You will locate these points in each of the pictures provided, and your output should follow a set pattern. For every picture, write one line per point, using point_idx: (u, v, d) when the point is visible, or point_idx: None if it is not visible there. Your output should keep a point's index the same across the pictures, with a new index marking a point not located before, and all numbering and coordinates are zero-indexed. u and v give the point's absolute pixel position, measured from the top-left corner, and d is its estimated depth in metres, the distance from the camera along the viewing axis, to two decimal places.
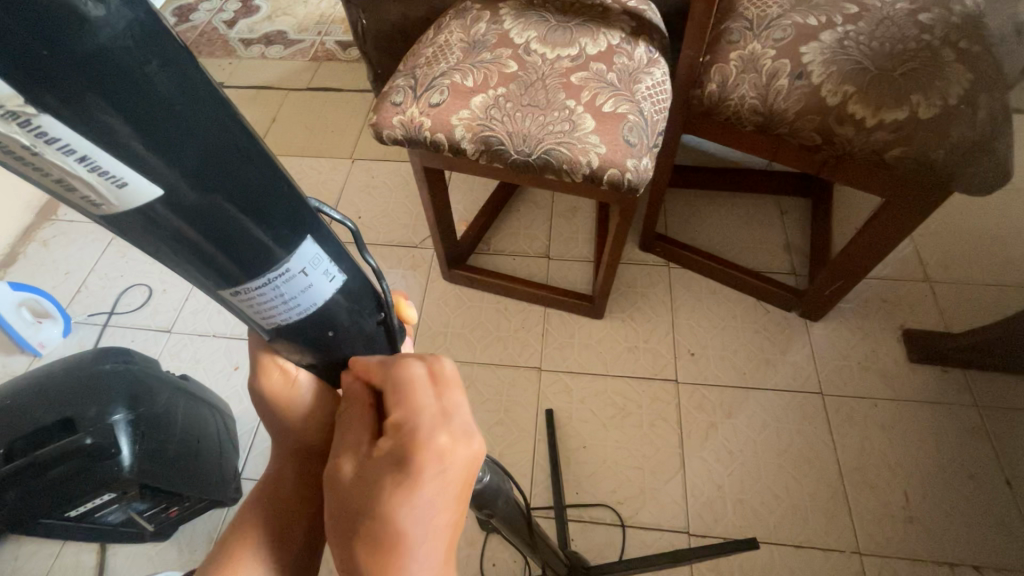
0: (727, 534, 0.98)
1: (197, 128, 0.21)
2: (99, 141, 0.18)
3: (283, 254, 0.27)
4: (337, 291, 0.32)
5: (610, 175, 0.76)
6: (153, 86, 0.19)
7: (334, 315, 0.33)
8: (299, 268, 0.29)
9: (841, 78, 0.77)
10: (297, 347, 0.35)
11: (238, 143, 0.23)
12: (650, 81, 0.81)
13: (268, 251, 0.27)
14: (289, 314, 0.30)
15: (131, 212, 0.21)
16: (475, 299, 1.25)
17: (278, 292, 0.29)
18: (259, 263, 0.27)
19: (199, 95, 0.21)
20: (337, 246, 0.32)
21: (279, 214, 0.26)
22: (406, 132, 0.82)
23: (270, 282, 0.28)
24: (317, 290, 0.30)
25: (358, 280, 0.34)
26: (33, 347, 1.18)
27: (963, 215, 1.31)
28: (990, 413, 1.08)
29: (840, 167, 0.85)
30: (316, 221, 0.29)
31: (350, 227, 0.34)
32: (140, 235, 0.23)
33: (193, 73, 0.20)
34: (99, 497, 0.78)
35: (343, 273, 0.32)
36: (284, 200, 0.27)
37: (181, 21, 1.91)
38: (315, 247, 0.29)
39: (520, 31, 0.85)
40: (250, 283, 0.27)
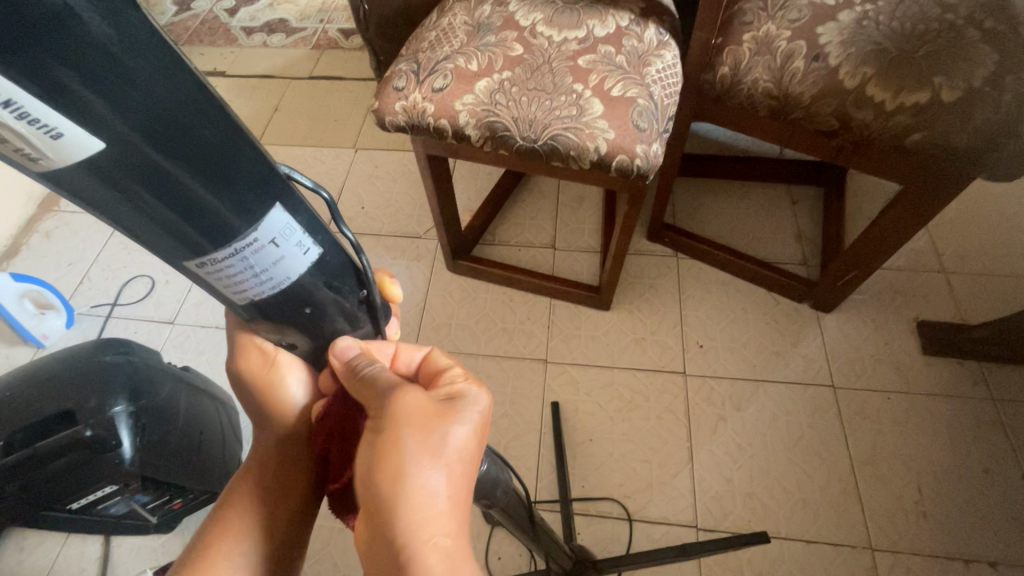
0: (736, 528, 0.96)
1: (147, 84, 0.21)
2: (36, 93, 0.18)
3: (249, 223, 0.27)
4: (310, 264, 0.31)
5: (618, 161, 0.74)
6: (93, 36, 0.19)
7: (310, 289, 0.33)
8: (266, 238, 0.28)
9: (859, 59, 0.75)
10: (286, 329, 0.33)
11: (193, 102, 0.23)
12: (661, 64, 0.78)
13: (231, 217, 0.27)
14: (258, 285, 0.30)
15: (77, 169, 0.21)
16: (480, 290, 1.24)
17: (246, 262, 0.28)
18: (222, 229, 0.27)
19: (148, 50, 0.20)
20: (312, 218, 0.31)
21: (241, 179, 0.26)
22: (409, 118, 0.80)
23: (236, 252, 0.28)
24: (288, 262, 0.30)
25: (334, 254, 0.33)
26: (36, 339, 1.17)
27: (980, 204, 1.27)
28: (1007, 406, 1.06)
29: (857, 153, 0.82)
30: (286, 188, 0.29)
31: (327, 198, 0.33)
32: (94, 197, 0.23)
33: (142, 26, 0.20)
34: (101, 489, 0.77)
35: (318, 247, 0.32)
36: (248, 166, 0.26)
37: (183, 9, 1.89)
38: (286, 216, 0.29)
39: (525, 13, 0.82)
40: (215, 251, 0.27)
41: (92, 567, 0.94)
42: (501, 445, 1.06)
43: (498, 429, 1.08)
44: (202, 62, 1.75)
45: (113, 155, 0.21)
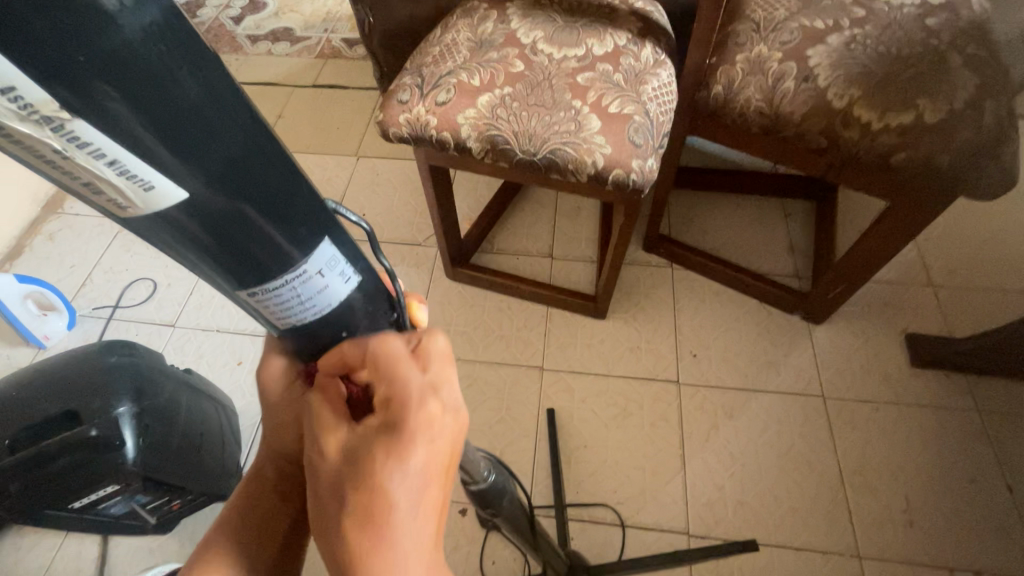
0: (726, 535, 0.98)
1: (222, 130, 0.22)
2: (128, 146, 0.19)
3: (302, 256, 0.28)
4: (352, 292, 0.32)
5: (614, 175, 0.76)
6: (181, 90, 0.19)
7: (349, 317, 0.33)
8: (315, 270, 0.29)
9: (846, 81, 0.78)
10: (303, 346, 0.35)
11: (261, 147, 0.23)
12: (656, 83, 0.81)
13: (287, 252, 0.27)
14: (305, 314, 0.30)
15: (154, 214, 0.22)
16: (478, 298, 1.26)
17: (296, 294, 0.29)
18: (278, 264, 0.27)
19: (221, 97, 0.21)
20: (354, 247, 0.32)
21: (298, 217, 0.27)
22: (412, 130, 0.83)
23: (288, 285, 0.28)
24: (333, 292, 0.30)
25: (372, 280, 0.34)
26: (38, 340, 1.18)
27: (967, 220, 1.30)
28: (992, 418, 1.08)
29: (845, 171, 0.84)
30: (333, 221, 0.29)
31: (367, 229, 0.33)
32: (162, 236, 0.24)
33: (216, 75, 0.21)
34: (102, 489, 0.78)
35: (358, 274, 0.32)
36: (303, 203, 0.27)
37: (189, 17, 1.92)
38: (333, 249, 0.29)
39: (526, 31, 0.85)
40: (270, 284, 0.28)
41: (90, 567, 0.95)
42: (496, 451, 1.08)
43: (493, 434, 1.09)
44: None
45: (190, 200, 0.22)
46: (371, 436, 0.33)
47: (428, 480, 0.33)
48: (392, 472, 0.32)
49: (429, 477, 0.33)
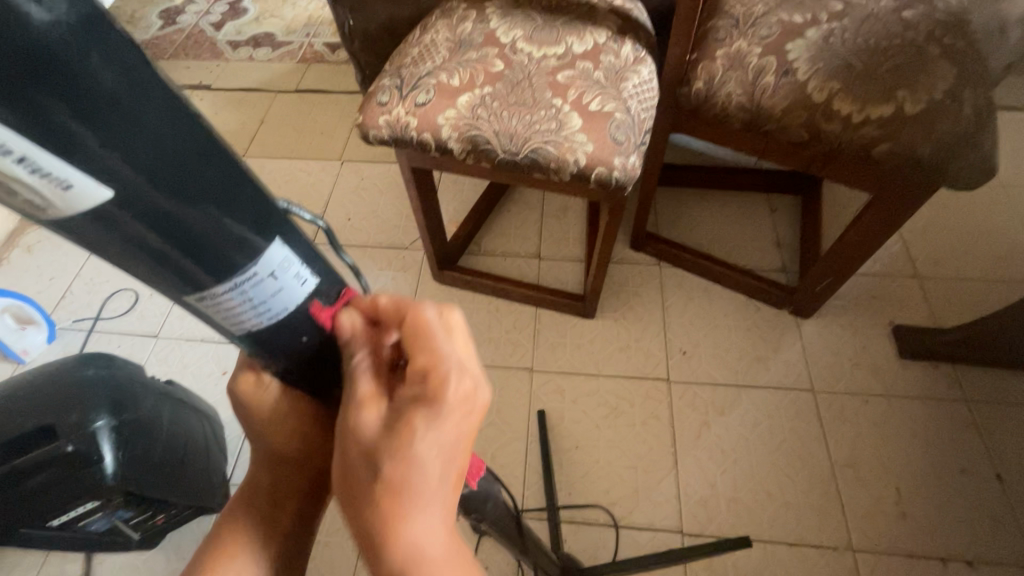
0: (720, 533, 0.97)
1: (151, 126, 0.20)
2: (43, 143, 0.18)
3: (251, 257, 0.27)
4: (308, 295, 0.31)
5: (597, 173, 0.76)
6: (99, 85, 0.18)
7: (307, 320, 0.32)
8: (266, 272, 0.28)
9: (826, 74, 0.78)
10: (265, 354, 0.34)
11: (199, 144, 0.22)
12: (637, 80, 0.81)
13: (232, 254, 0.26)
14: (261, 319, 0.30)
15: (81, 216, 0.21)
16: (467, 300, 1.25)
17: (246, 297, 0.28)
18: (223, 266, 0.26)
19: (148, 92, 0.20)
20: (308, 247, 0.31)
21: (245, 217, 0.26)
22: (392, 132, 0.82)
23: (236, 287, 0.27)
24: (288, 294, 0.30)
25: (331, 282, 0.33)
26: (16, 354, 1.16)
27: (951, 211, 1.31)
28: (980, 408, 1.09)
29: (828, 163, 0.84)
30: (287, 222, 0.29)
31: (322, 229, 0.33)
32: (93, 239, 0.23)
33: (143, 71, 0.19)
34: (82, 505, 0.76)
35: (315, 276, 0.31)
36: (251, 203, 0.26)
37: (169, 23, 1.91)
38: (286, 249, 0.29)
39: (505, 30, 0.84)
40: (217, 288, 0.27)
41: None
42: (488, 455, 1.07)
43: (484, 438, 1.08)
44: (187, 75, 1.75)
45: (117, 201, 0.21)
46: (410, 404, 0.35)
47: (445, 453, 0.34)
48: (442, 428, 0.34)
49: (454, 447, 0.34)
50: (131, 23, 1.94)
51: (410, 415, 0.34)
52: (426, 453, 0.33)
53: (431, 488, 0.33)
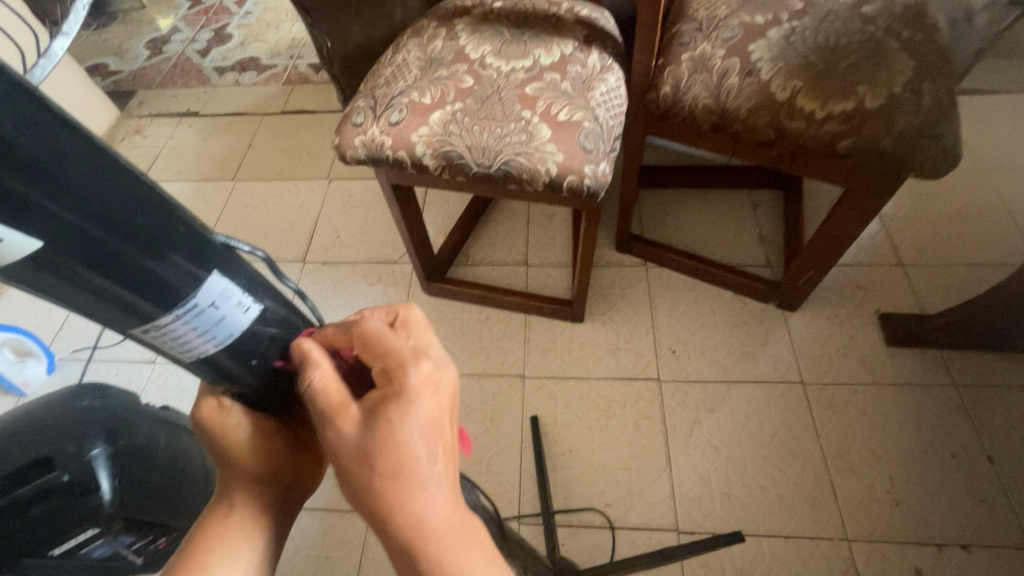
0: (715, 529, 0.98)
1: (73, 179, 0.23)
2: None
3: (189, 289, 0.29)
4: (253, 320, 0.33)
5: (569, 182, 0.78)
6: (15, 146, 0.21)
7: (254, 344, 0.34)
8: (207, 303, 0.30)
9: (788, 73, 0.79)
10: (221, 379, 0.35)
11: (121, 191, 0.25)
12: (604, 88, 0.83)
13: (169, 288, 0.28)
14: (207, 347, 0.32)
15: (17, 263, 0.23)
16: (456, 311, 1.26)
17: (190, 327, 0.30)
18: (165, 300, 0.28)
19: (66, 147, 0.22)
20: (250, 276, 0.33)
21: (176, 252, 0.28)
22: (368, 152, 0.83)
23: (179, 318, 0.29)
24: (231, 321, 0.32)
25: (276, 307, 0.36)
26: (17, 387, 1.18)
27: (932, 197, 1.32)
28: (969, 391, 1.09)
29: (797, 160, 0.86)
30: (224, 256, 0.31)
31: (265, 260, 0.35)
32: (36, 282, 0.25)
33: (63, 133, 0.22)
34: (80, 535, 0.73)
35: (258, 303, 0.33)
36: (181, 239, 0.28)
37: (155, 53, 1.95)
38: (225, 280, 0.31)
39: (474, 46, 0.86)
40: (161, 319, 0.29)
41: None
42: (483, 463, 1.08)
43: (479, 446, 1.09)
44: (176, 103, 1.78)
45: (49, 246, 0.23)
46: (379, 398, 0.36)
47: (430, 431, 0.35)
48: (407, 427, 0.34)
49: (438, 423, 0.36)
50: (119, 55, 1.97)
51: (380, 410, 0.35)
52: (411, 438, 0.34)
53: (429, 467, 0.34)
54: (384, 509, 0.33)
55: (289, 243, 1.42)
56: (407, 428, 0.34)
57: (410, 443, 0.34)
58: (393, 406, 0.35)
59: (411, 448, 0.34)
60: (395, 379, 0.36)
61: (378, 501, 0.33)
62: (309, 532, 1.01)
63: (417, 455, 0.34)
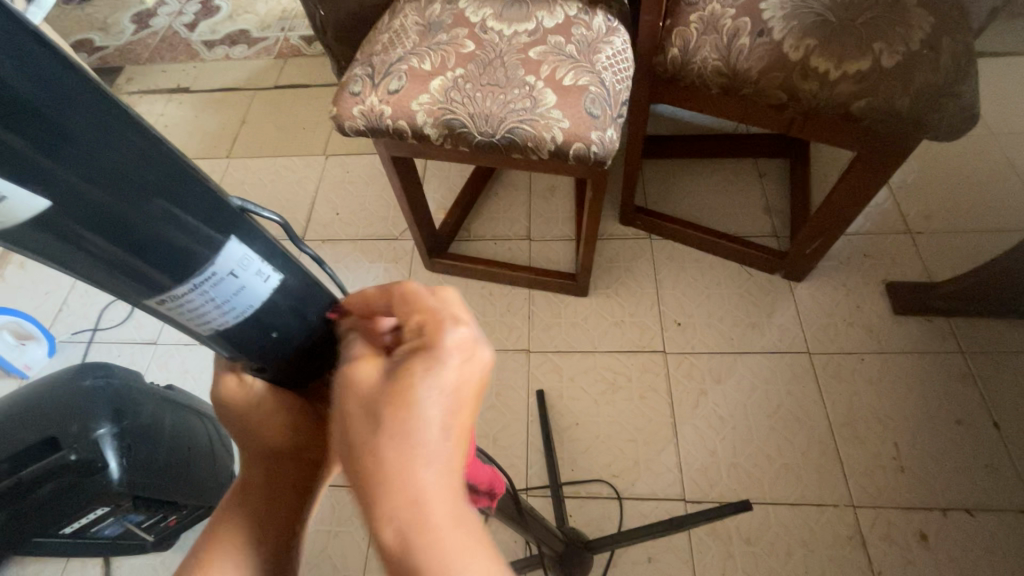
0: (721, 497, 0.99)
1: (76, 129, 0.21)
2: None
3: (207, 256, 0.27)
4: (274, 290, 0.31)
5: (575, 150, 0.76)
6: (13, 90, 0.19)
7: (277, 316, 0.33)
8: (225, 271, 0.28)
9: (802, 32, 0.76)
10: (241, 355, 0.34)
11: (131, 146, 0.23)
12: (610, 51, 0.80)
13: (185, 255, 0.27)
14: (224, 319, 0.30)
15: (23, 223, 0.22)
16: (459, 286, 1.25)
17: (208, 297, 0.29)
18: (180, 268, 0.27)
19: (72, 97, 0.21)
20: (271, 244, 0.31)
21: (195, 216, 0.26)
22: (368, 122, 0.81)
23: (197, 287, 0.28)
24: (251, 292, 0.30)
25: (298, 279, 0.34)
26: (18, 369, 1.17)
27: (942, 164, 1.30)
28: (976, 358, 1.09)
29: (808, 124, 0.83)
30: (243, 221, 0.29)
31: (283, 226, 0.33)
32: (46, 246, 0.24)
33: (65, 77, 0.20)
34: (93, 511, 0.78)
35: (279, 273, 0.31)
36: (196, 201, 0.27)
37: (142, 27, 1.89)
38: (243, 248, 0.29)
39: (474, 9, 0.83)
40: (177, 288, 0.27)
41: None
42: (489, 437, 1.08)
43: (485, 421, 1.10)
44: (165, 79, 1.74)
45: (55, 206, 0.22)
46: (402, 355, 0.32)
47: (450, 395, 0.31)
48: (423, 386, 0.31)
49: (459, 391, 0.31)
50: (104, 29, 1.91)
51: (404, 364, 0.32)
52: (425, 402, 0.30)
53: (440, 437, 0.30)
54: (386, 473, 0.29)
55: (288, 220, 1.40)
56: (425, 391, 0.31)
57: (421, 404, 0.30)
58: (416, 363, 0.32)
59: (421, 418, 0.30)
60: (424, 335, 0.33)
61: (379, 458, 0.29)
62: (318, 507, 1.02)
63: (432, 420, 0.30)
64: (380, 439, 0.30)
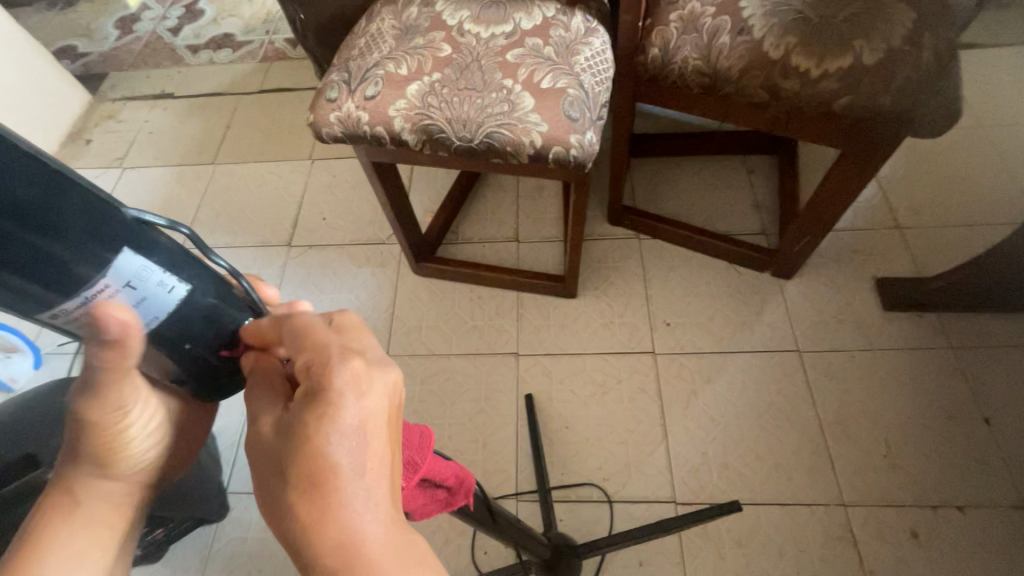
0: (712, 498, 0.99)
1: None
2: None
3: (97, 271, 0.27)
4: (175, 299, 0.31)
5: (554, 153, 0.75)
6: None
7: (182, 323, 0.33)
8: (119, 284, 0.28)
9: (782, 29, 0.75)
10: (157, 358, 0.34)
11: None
12: (589, 52, 0.79)
13: (71, 270, 0.26)
14: (125, 330, 0.31)
15: None
16: (447, 290, 1.24)
17: (100, 309, 0.28)
18: (68, 284, 0.26)
19: None
20: (171, 255, 0.31)
21: (80, 230, 0.26)
22: (345, 128, 0.80)
23: (88, 302, 0.28)
24: (149, 302, 0.30)
25: (207, 288, 0.34)
26: (4, 383, 1.16)
27: (931, 157, 1.29)
28: (966, 353, 1.08)
29: (791, 122, 0.82)
30: (140, 234, 0.29)
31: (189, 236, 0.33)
32: None
33: None
34: None
35: (181, 282, 0.31)
36: (82, 215, 0.26)
37: (125, 33, 1.87)
38: (139, 258, 0.29)
39: (452, 11, 0.82)
40: (68, 304, 0.27)
41: None
42: (478, 442, 1.08)
43: (475, 425, 1.09)
44: (150, 85, 1.72)
45: None
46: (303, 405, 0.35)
47: (359, 436, 0.34)
48: (329, 434, 0.34)
49: (366, 430, 0.34)
50: (87, 35, 1.89)
51: (306, 416, 0.34)
52: (334, 449, 0.33)
53: (353, 479, 0.33)
54: (311, 523, 0.32)
55: (274, 226, 1.39)
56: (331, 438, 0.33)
57: (329, 452, 0.33)
58: (317, 411, 0.34)
59: (332, 459, 0.33)
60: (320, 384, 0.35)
61: (302, 511, 0.33)
62: None
63: (345, 463, 0.33)
64: (303, 488, 0.33)
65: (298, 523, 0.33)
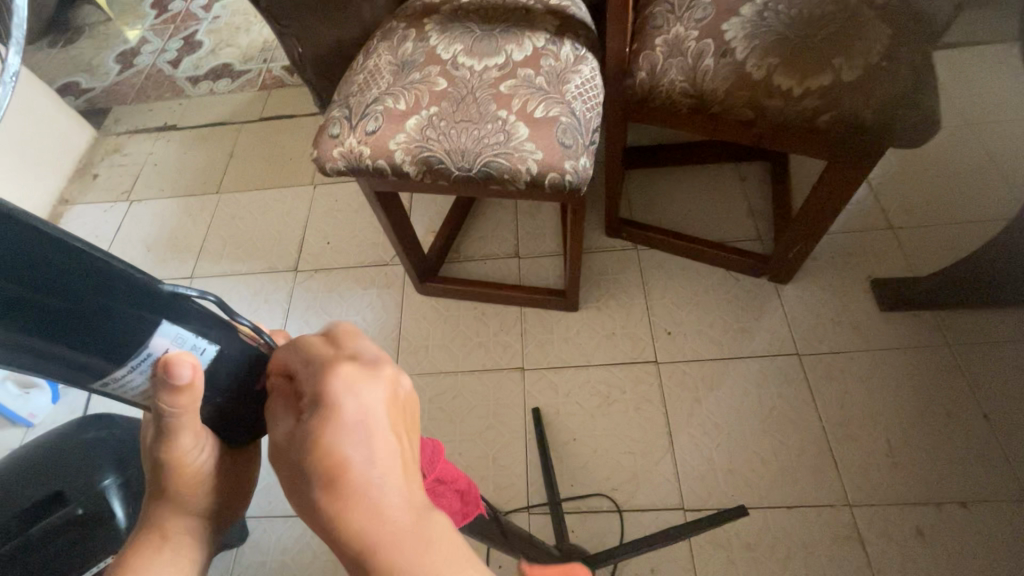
0: (720, 504, 1.01)
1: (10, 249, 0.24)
2: None
3: (141, 342, 0.30)
4: (208, 359, 0.34)
5: (550, 179, 0.77)
6: None
7: (215, 380, 0.36)
8: (160, 350, 0.31)
9: (764, 51, 0.78)
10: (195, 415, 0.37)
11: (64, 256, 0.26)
12: (579, 80, 0.82)
13: (120, 343, 0.29)
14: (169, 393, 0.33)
15: None
16: (452, 308, 1.27)
17: (144, 373, 0.31)
18: (117, 353, 0.29)
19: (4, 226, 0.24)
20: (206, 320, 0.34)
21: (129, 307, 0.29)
22: (348, 163, 0.83)
23: (134, 367, 0.31)
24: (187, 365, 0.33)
25: (235, 347, 0.36)
26: (24, 418, 1.19)
27: (919, 158, 1.32)
28: (963, 350, 1.11)
29: (777, 138, 0.85)
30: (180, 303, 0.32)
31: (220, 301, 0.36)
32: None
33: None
34: None
35: (213, 343, 0.34)
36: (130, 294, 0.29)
37: (127, 67, 1.92)
38: (177, 327, 0.31)
39: (446, 45, 0.85)
40: (117, 371, 0.30)
41: None
42: (489, 457, 1.10)
43: (485, 441, 1.11)
44: (153, 118, 1.76)
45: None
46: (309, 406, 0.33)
47: (369, 424, 0.33)
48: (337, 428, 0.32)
49: (375, 420, 0.33)
50: (89, 71, 1.94)
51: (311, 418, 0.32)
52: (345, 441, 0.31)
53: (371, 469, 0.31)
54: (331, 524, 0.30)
55: (279, 252, 1.42)
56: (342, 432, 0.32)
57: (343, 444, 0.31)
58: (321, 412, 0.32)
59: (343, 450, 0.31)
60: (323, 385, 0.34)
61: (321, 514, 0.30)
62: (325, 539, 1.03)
63: (359, 452, 0.31)
64: (319, 487, 0.30)
65: (319, 529, 0.30)
